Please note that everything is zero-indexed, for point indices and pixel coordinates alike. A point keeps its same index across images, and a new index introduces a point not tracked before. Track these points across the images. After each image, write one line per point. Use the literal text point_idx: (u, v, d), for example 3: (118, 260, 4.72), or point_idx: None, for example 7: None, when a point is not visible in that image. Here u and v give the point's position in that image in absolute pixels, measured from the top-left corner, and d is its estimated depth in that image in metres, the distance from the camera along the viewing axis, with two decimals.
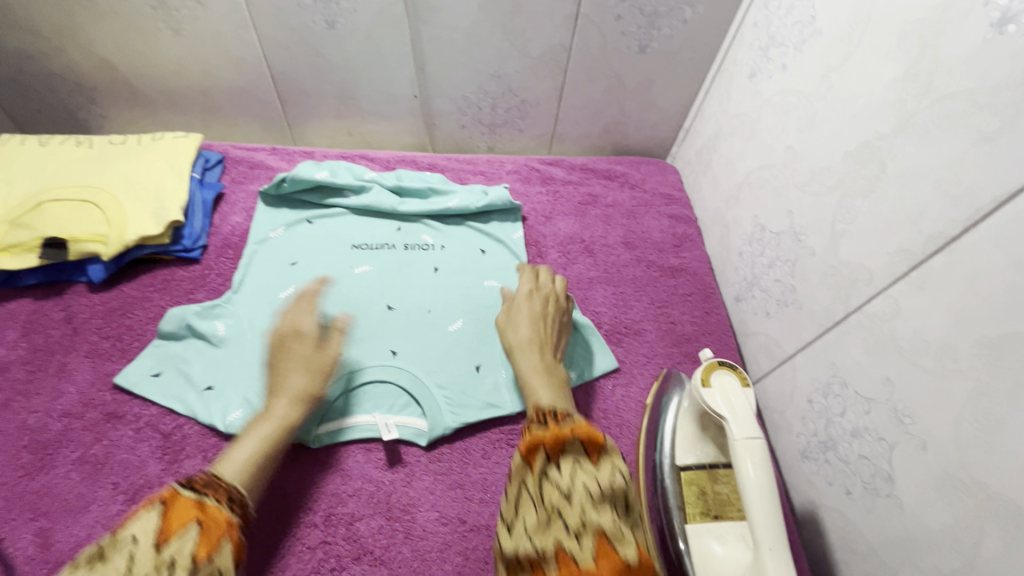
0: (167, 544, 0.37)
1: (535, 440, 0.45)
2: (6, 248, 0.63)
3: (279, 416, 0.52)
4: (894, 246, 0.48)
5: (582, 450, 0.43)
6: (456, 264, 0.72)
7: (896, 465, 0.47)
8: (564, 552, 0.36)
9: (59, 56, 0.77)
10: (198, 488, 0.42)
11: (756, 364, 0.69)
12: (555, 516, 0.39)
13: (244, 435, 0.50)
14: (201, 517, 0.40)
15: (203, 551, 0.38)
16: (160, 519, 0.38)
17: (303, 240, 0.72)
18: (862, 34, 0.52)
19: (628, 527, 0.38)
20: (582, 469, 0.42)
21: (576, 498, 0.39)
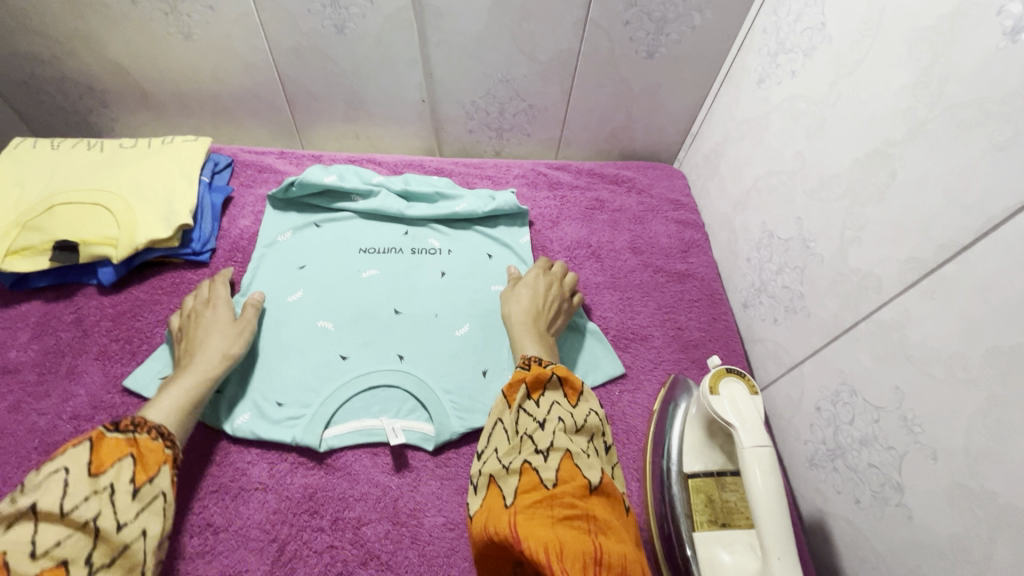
0: (103, 474, 0.43)
1: (518, 376, 0.50)
2: (18, 251, 0.63)
3: (201, 370, 0.56)
4: (905, 253, 0.48)
5: (560, 390, 0.49)
6: (463, 268, 0.72)
7: (906, 474, 0.47)
8: (531, 466, 0.42)
9: (71, 60, 0.78)
10: (130, 427, 0.47)
11: (764, 371, 0.69)
12: (528, 440, 0.45)
13: (169, 387, 0.54)
14: (134, 450, 0.46)
15: (142, 476, 0.45)
16: (90, 453, 0.43)
17: (311, 244, 0.72)
18: (873, 41, 0.52)
19: (591, 454, 0.44)
20: (559, 406, 0.48)
21: (549, 427, 0.45)
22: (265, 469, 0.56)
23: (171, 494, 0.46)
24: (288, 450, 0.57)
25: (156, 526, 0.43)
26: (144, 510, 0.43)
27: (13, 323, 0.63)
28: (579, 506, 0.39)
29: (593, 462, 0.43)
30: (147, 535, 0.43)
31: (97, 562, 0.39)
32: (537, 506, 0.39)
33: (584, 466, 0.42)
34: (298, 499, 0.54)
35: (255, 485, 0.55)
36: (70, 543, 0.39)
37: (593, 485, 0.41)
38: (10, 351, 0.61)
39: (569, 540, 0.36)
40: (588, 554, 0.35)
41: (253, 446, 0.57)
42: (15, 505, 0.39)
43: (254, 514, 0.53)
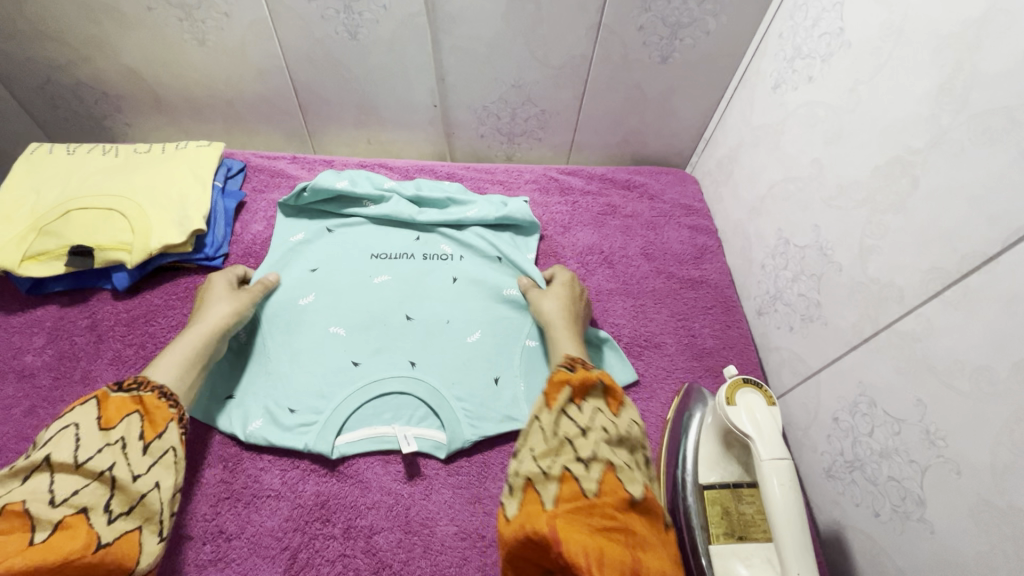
0: (113, 428, 0.45)
1: (563, 377, 0.48)
2: (34, 256, 0.64)
3: (203, 328, 0.57)
4: (927, 263, 0.47)
5: (604, 397, 0.48)
6: (475, 273, 0.71)
7: (928, 488, 0.46)
8: (572, 475, 0.41)
9: (87, 65, 0.78)
10: (134, 386, 0.48)
11: (779, 380, 0.68)
12: (568, 445, 0.44)
13: (170, 349, 0.54)
14: (141, 407, 0.47)
15: (151, 432, 0.46)
16: (99, 411, 0.45)
17: (322, 249, 0.72)
18: (894, 47, 0.51)
19: (631, 467, 0.43)
20: (602, 412, 0.46)
21: (592, 436, 0.44)
22: (277, 476, 0.56)
23: (182, 446, 0.48)
24: (300, 457, 0.57)
25: (170, 478, 0.45)
26: (157, 463, 0.45)
27: (28, 328, 0.63)
28: (618, 520, 0.39)
29: (634, 476, 0.43)
30: (162, 486, 0.45)
31: (115, 512, 0.41)
32: (577, 517, 0.38)
33: (626, 480, 0.42)
34: (311, 507, 0.54)
35: (267, 492, 0.55)
36: (88, 492, 0.41)
37: (634, 501, 0.40)
38: (26, 355, 0.62)
39: (611, 555, 0.36)
40: (626, 568, 0.36)
41: (265, 453, 0.57)
42: (31, 457, 0.41)
43: (267, 521, 0.53)
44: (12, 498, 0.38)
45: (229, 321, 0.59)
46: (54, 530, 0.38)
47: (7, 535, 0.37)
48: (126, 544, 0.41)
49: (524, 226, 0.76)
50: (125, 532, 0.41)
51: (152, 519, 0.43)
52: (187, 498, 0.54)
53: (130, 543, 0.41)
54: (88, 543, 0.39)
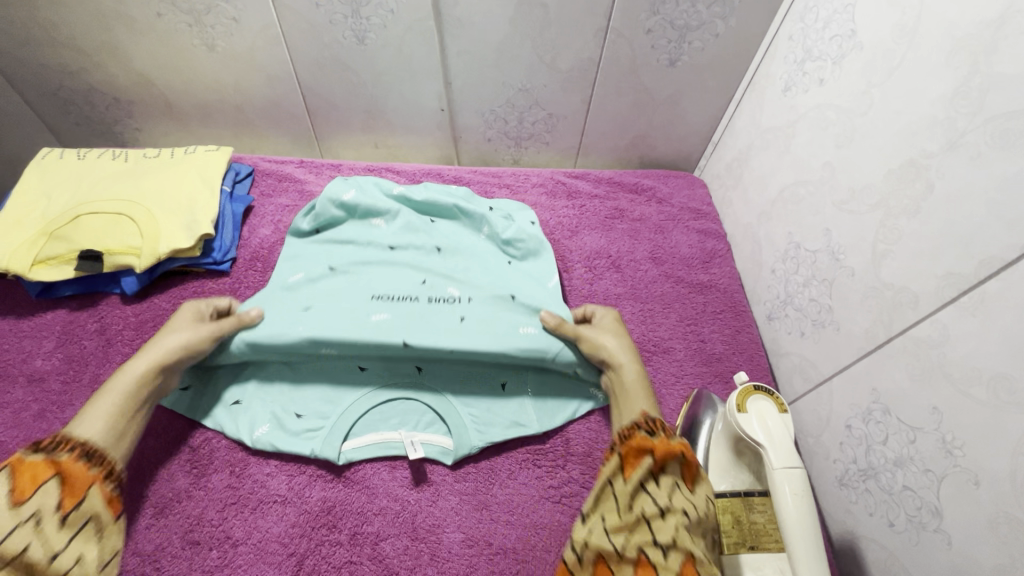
0: (26, 503, 0.39)
1: (643, 445, 0.46)
2: (44, 261, 0.64)
3: (144, 368, 0.51)
4: (942, 269, 0.46)
5: (681, 472, 0.45)
6: (487, 314, 0.62)
7: (944, 499, 0.45)
8: (650, 561, 0.39)
9: (98, 71, 0.79)
10: (50, 447, 0.42)
11: (790, 386, 0.67)
12: (645, 525, 0.41)
13: (102, 394, 0.48)
14: (58, 472, 0.41)
15: (70, 501, 0.41)
16: (8, 482, 0.39)
17: (322, 289, 0.64)
18: (907, 49, 0.50)
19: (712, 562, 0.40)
20: (680, 490, 0.44)
21: (672, 520, 0.41)
22: (284, 482, 0.56)
23: (105, 515, 0.42)
24: (307, 462, 0.57)
25: (91, 551, 0.41)
26: (77, 537, 0.40)
27: (38, 332, 0.64)
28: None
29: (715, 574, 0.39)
30: (83, 562, 0.40)
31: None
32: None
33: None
34: (317, 513, 0.54)
35: (274, 497, 0.55)
36: None
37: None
38: (35, 359, 0.62)
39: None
40: None
41: (272, 458, 0.57)
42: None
43: (273, 527, 0.53)
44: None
45: (174, 359, 0.53)
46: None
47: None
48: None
49: (534, 249, 0.71)
50: None
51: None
52: (194, 503, 0.54)
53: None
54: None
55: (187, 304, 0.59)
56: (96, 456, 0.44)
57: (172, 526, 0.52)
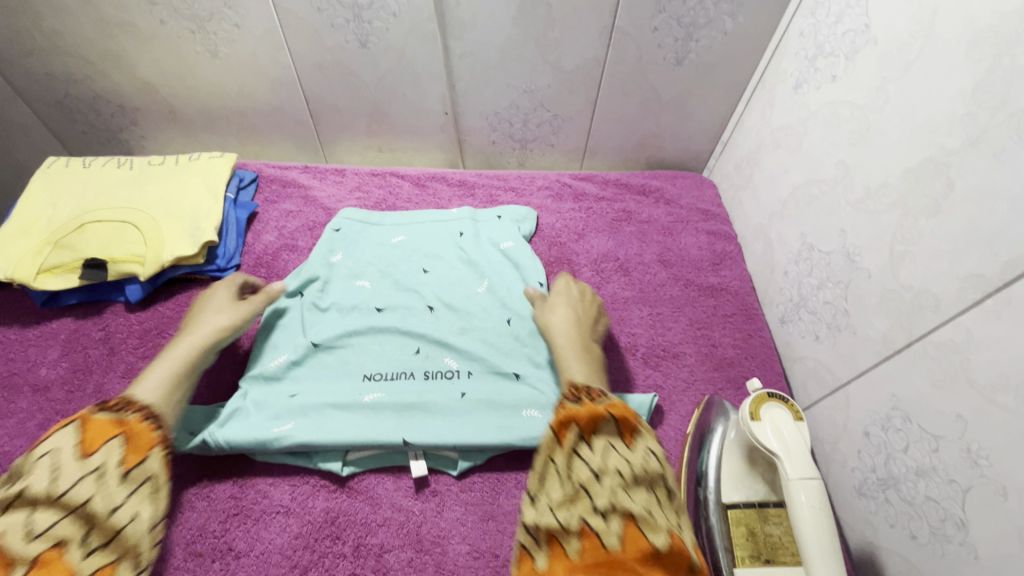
0: (93, 455, 0.41)
1: (570, 413, 0.41)
2: (49, 269, 0.64)
3: (199, 337, 0.55)
4: (965, 270, 0.44)
5: (616, 430, 0.40)
6: (488, 388, 0.61)
7: (970, 511, 0.43)
8: (591, 532, 0.33)
9: (103, 79, 0.79)
10: (118, 408, 0.45)
11: (805, 392, 0.65)
12: (583, 493, 0.36)
13: (161, 358, 0.52)
14: (123, 430, 0.43)
15: (131, 458, 0.42)
16: (77, 438, 0.41)
17: (308, 373, 0.62)
18: (925, 42, 0.48)
19: (664, 512, 0.35)
20: (615, 449, 0.38)
21: (607, 482, 0.36)
22: (287, 492, 0.55)
23: (164, 476, 0.44)
24: (310, 472, 0.56)
25: (149, 509, 0.41)
26: (134, 493, 0.41)
27: (44, 341, 0.64)
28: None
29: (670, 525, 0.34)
30: (142, 518, 0.41)
31: (89, 544, 0.37)
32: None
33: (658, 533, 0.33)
34: (320, 524, 0.53)
35: (276, 508, 0.54)
36: (64, 526, 0.37)
37: (670, 562, 0.32)
38: (40, 368, 0.62)
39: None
40: None
41: (275, 469, 0.56)
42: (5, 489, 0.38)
43: (276, 538, 0.52)
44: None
45: (221, 331, 0.57)
46: (28, 567, 0.34)
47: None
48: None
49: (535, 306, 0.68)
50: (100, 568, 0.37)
51: (129, 555, 0.39)
52: (197, 513, 0.53)
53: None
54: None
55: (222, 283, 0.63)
56: (156, 420, 0.46)
57: (174, 537, 0.52)
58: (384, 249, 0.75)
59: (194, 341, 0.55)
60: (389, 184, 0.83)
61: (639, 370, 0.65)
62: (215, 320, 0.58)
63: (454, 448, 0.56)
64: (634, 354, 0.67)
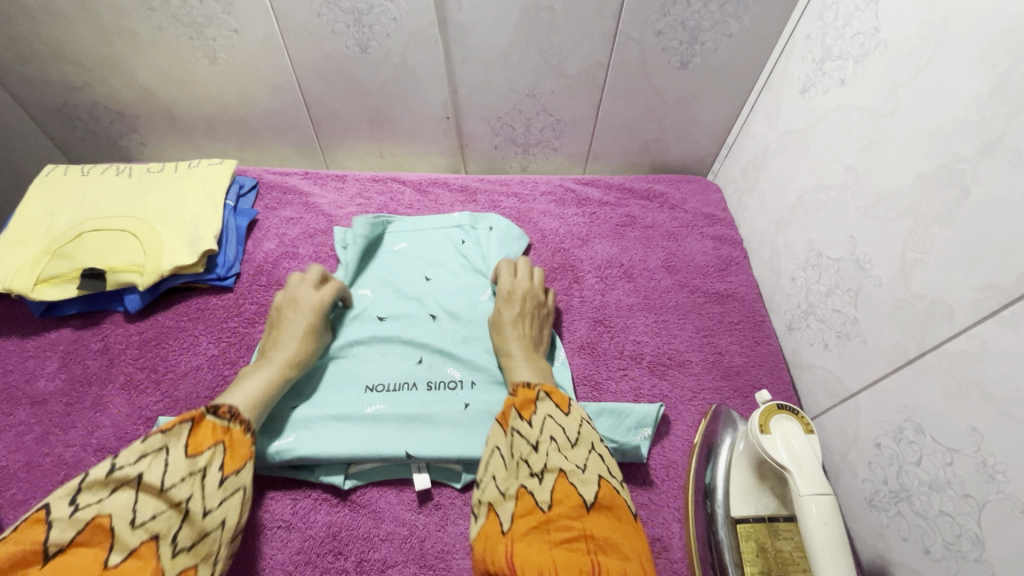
0: (200, 457, 0.45)
1: (507, 402, 0.53)
2: (47, 279, 0.63)
3: (288, 363, 0.57)
4: (980, 280, 0.43)
5: (552, 404, 0.51)
6: (491, 399, 0.60)
7: (986, 527, 0.42)
8: (527, 490, 0.44)
9: (102, 85, 0.78)
10: (226, 415, 0.49)
11: (813, 401, 0.64)
12: (523, 463, 0.47)
13: (256, 374, 0.55)
14: (226, 438, 0.48)
15: (230, 466, 0.47)
16: (188, 435, 0.46)
17: (309, 384, 0.62)
18: (937, 46, 0.47)
19: (586, 467, 0.46)
20: (550, 420, 0.50)
21: (542, 448, 0.47)
22: (288, 506, 0.54)
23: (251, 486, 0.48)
24: (311, 486, 0.56)
25: (233, 516, 0.46)
26: (225, 500, 0.46)
27: (42, 352, 0.63)
28: (576, 527, 0.40)
29: (589, 477, 0.45)
30: (225, 526, 0.45)
31: (181, 544, 0.42)
32: (533, 535, 0.41)
33: (580, 484, 0.44)
34: (322, 539, 0.52)
35: (278, 522, 0.53)
36: (165, 519, 0.42)
37: (589, 504, 0.42)
38: (39, 379, 0.61)
39: (563, 565, 0.38)
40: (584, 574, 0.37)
41: (276, 483, 0.56)
42: (125, 469, 0.42)
43: (277, 554, 0.51)
44: (101, 511, 0.40)
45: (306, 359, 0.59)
46: (128, 556, 0.39)
47: (87, 547, 0.38)
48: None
49: None
50: (184, 568, 0.41)
51: (207, 559, 0.43)
52: None
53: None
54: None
55: (314, 284, 0.64)
56: (253, 433, 0.51)
57: None
58: (386, 257, 0.74)
59: (285, 366, 0.57)
60: (391, 190, 0.82)
61: (645, 379, 0.64)
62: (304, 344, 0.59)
63: (458, 461, 0.56)
64: (639, 362, 0.66)
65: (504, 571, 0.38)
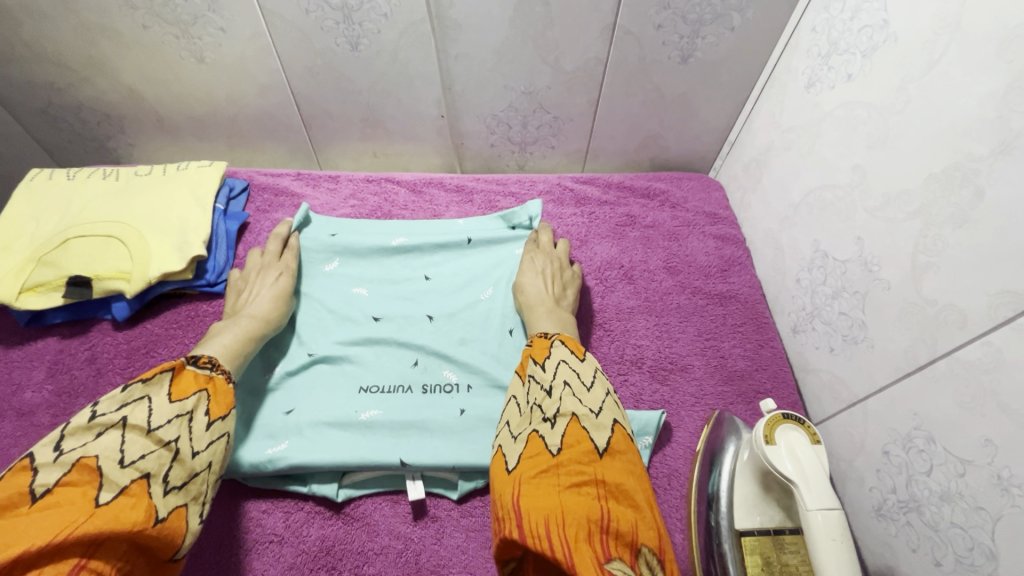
0: (187, 399, 0.46)
1: (526, 352, 0.54)
2: (32, 288, 0.62)
3: (252, 317, 0.59)
4: (995, 285, 0.41)
5: (569, 351, 0.52)
6: (489, 405, 0.59)
7: (1000, 542, 0.41)
8: (538, 433, 0.45)
9: (87, 86, 0.76)
10: (207, 364, 0.50)
11: (818, 405, 0.62)
12: (537, 409, 0.48)
13: (223, 331, 0.57)
14: (209, 385, 0.49)
15: (216, 411, 0.48)
16: (172, 382, 0.46)
17: (306, 386, 0.61)
18: (950, 40, 0.45)
19: (599, 411, 0.46)
20: (564, 365, 0.50)
21: (557, 393, 0.48)
22: (280, 519, 0.53)
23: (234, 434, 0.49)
24: (304, 498, 0.54)
25: (219, 461, 0.47)
26: (212, 444, 0.46)
27: (28, 362, 0.62)
28: (586, 472, 0.41)
29: (602, 422, 0.45)
30: (212, 469, 0.46)
31: (172, 483, 0.42)
32: (542, 477, 0.41)
33: (591, 428, 0.45)
34: (315, 553, 0.51)
35: (270, 537, 0.52)
36: (154, 458, 0.42)
37: (601, 450, 0.43)
38: (25, 391, 0.60)
39: (571, 509, 0.38)
40: (594, 524, 0.38)
41: (268, 495, 0.54)
42: (108, 415, 0.42)
43: (269, 569, 0.50)
44: (86, 452, 0.39)
45: (273, 315, 0.61)
46: (120, 493, 0.39)
47: (74, 486, 0.38)
48: (177, 519, 0.41)
49: None
50: (177, 506, 0.41)
51: (197, 500, 0.44)
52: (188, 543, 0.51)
53: (180, 518, 0.41)
54: (148, 516, 0.39)
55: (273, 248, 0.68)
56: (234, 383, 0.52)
57: None
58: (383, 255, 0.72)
59: (249, 322, 0.59)
60: (384, 190, 0.80)
61: (646, 385, 0.63)
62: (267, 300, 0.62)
63: (453, 469, 0.54)
64: (640, 367, 0.64)
65: (510, 512, 0.39)
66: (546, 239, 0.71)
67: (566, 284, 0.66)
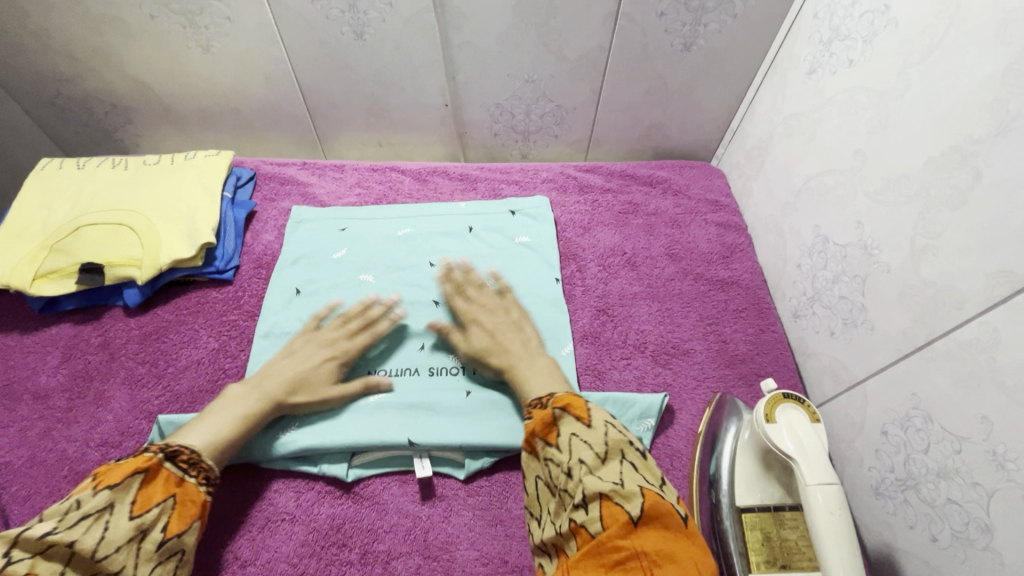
0: (145, 514, 0.44)
1: (530, 429, 0.51)
2: (47, 274, 0.63)
3: (259, 402, 0.54)
4: (992, 266, 0.42)
5: (573, 420, 0.49)
6: (493, 388, 0.60)
7: (996, 516, 0.42)
8: (578, 523, 0.42)
9: (94, 77, 0.77)
10: (185, 464, 0.48)
11: (820, 389, 0.63)
12: (566, 494, 0.45)
13: (221, 410, 0.53)
14: (179, 492, 0.46)
15: (174, 527, 0.45)
16: (136, 491, 0.45)
17: None
18: (950, 25, 0.46)
19: (624, 481, 0.43)
20: (577, 438, 0.47)
21: (579, 473, 0.45)
22: (291, 499, 0.54)
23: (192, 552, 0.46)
24: (314, 479, 0.55)
25: None
26: (160, 565, 0.44)
27: (44, 347, 0.63)
28: (625, 547, 0.39)
29: (633, 490, 0.42)
30: None
31: None
32: (586, 559, 0.40)
33: (623, 501, 0.42)
34: (325, 531, 0.52)
35: (282, 515, 0.53)
36: None
37: (637, 519, 0.40)
38: (40, 375, 0.61)
39: None
40: None
41: (279, 475, 0.56)
42: (61, 533, 0.41)
43: (281, 546, 0.51)
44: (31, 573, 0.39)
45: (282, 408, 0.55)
46: None
47: None
48: None
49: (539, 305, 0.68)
50: None
51: None
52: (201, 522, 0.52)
53: None
54: None
55: (340, 330, 0.61)
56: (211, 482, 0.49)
57: None
58: (389, 242, 0.73)
59: (252, 407, 0.54)
60: (389, 179, 0.81)
61: (648, 369, 0.64)
62: (291, 387, 0.56)
63: (460, 448, 0.56)
64: (642, 352, 0.65)
65: None
66: (473, 286, 0.65)
67: (524, 327, 0.62)
